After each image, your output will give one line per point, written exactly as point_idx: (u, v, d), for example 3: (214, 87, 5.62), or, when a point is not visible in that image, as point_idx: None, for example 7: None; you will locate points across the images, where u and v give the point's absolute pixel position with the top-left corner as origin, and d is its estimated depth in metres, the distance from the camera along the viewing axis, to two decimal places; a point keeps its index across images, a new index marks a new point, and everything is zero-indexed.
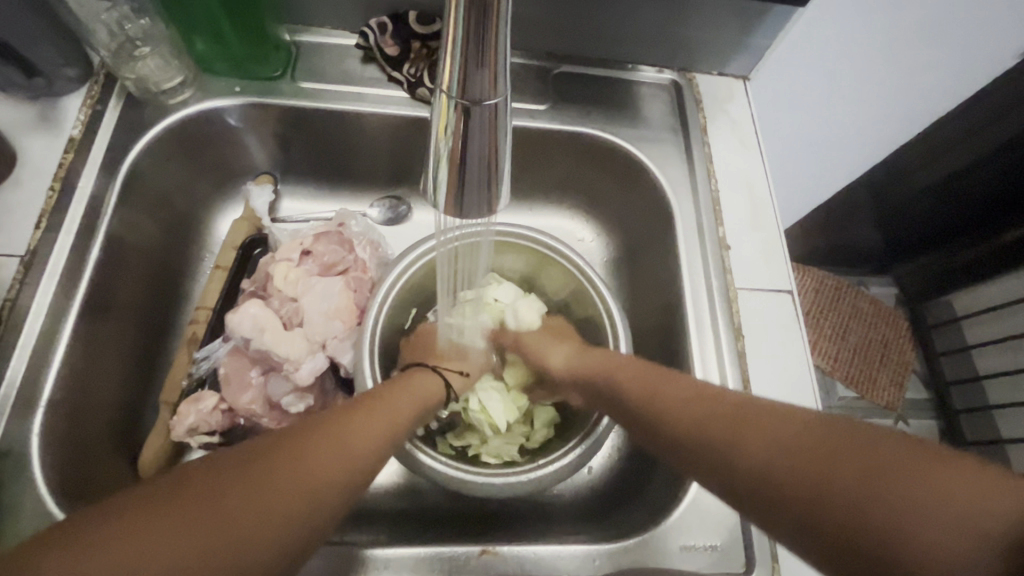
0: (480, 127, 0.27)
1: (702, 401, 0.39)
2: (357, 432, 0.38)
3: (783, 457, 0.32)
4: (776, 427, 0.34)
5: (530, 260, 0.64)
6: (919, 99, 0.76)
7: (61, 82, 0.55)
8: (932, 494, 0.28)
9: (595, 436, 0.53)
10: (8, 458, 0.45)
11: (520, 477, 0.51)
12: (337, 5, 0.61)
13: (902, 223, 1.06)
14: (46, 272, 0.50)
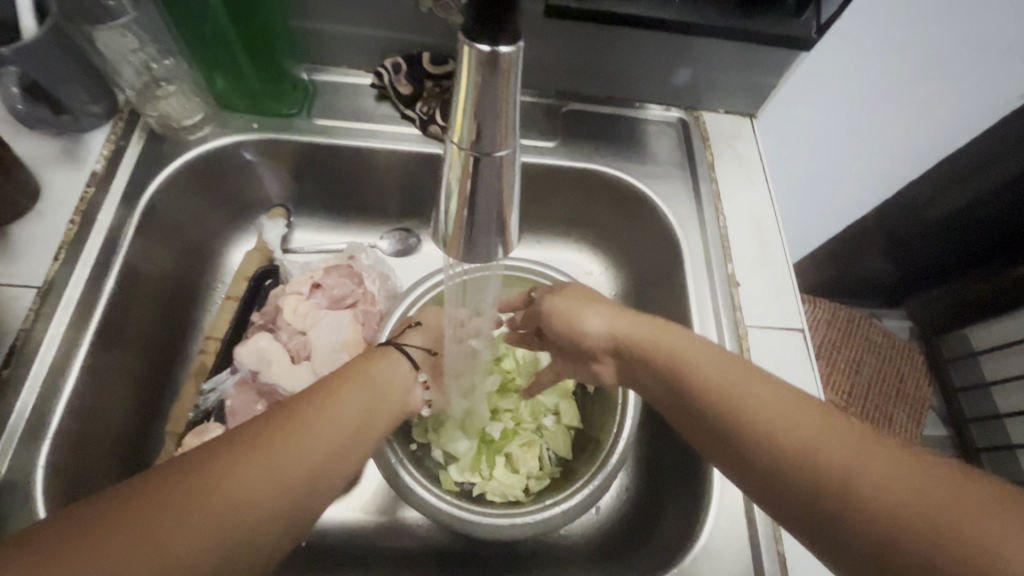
0: (489, 176, 0.27)
1: (801, 414, 0.36)
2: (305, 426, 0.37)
3: (850, 474, 0.31)
4: (885, 461, 0.31)
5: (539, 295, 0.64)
6: (929, 135, 0.77)
7: (86, 118, 0.57)
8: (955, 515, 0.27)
9: (608, 474, 0.52)
10: (13, 492, 0.45)
11: (527, 518, 0.50)
12: (352, 47, 0.63)
13: (915, 257, 1.05)
14: (61, 304, 0.51)
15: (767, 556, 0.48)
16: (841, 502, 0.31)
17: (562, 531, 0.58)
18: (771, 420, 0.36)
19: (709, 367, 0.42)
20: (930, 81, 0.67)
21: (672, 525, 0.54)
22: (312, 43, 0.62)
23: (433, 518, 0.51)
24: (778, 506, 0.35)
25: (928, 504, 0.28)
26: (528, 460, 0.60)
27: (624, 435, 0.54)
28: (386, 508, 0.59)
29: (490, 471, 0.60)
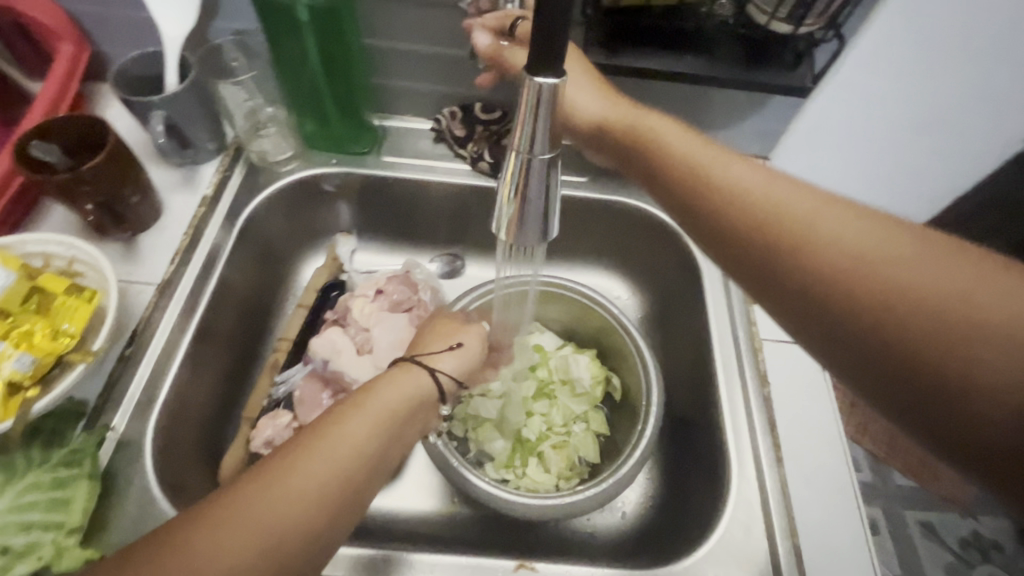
0: (537, 175, 0.35)
1: (837, 217, 0.40)
2: (297, 478, 0.38)
3: (889, 277, 0.37)
4: (942, 267, 0.37)
5: (570, 311, 0.72)
6: (961, 164, 0.73)
7: (204, 153, 0.70)
8: (978, 297, 0.36)
9: (630, 467, 0.58)
10: (126, 449, 0.53)
11: (558, 500, 0.56)
12: (417, 99, 0.75)
13: None
14: (174, 298, 0.61)
15: (782, 550, 0.52)
16: (891, 306, 0.37)
17: (588, 527, 0.63)
18: (864, 260, 0.38)
19: (792, 203, 0.41)
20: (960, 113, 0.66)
21: (696, 521, 0.57)
22: (386, 96, 0.75)
23: (476, 498, 0.57)
24: (814, 315, 0.40)
25: (960, 295, 0.36)
26: (560, 460, 0.65)
27: (647, 434, 0.59)
28: (428, 499, 0.65)
29: (524, 468, 0.65)
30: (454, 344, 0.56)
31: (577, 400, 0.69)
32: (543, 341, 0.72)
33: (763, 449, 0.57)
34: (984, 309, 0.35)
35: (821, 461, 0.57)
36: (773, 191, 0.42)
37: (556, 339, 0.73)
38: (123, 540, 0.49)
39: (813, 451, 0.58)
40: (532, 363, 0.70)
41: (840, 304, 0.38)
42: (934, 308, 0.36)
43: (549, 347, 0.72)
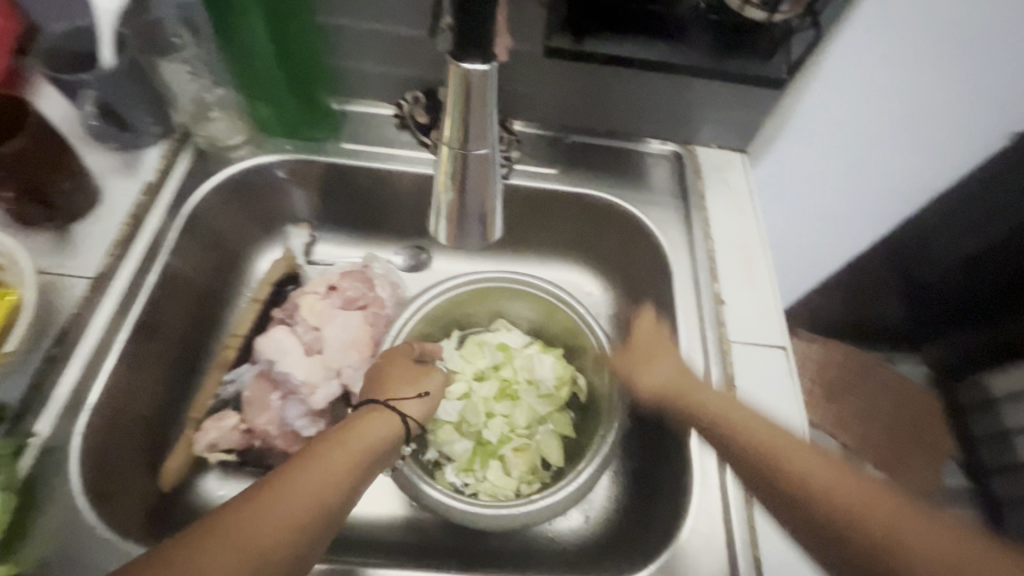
0: (473, 174, 0.32)
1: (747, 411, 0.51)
2: (296, 491, 0.39)
3: (779, 452, 0.46)
4: (843, 474, 0.42)
5: (536, 310, 0.69)
6: (951, 138, 0.74)
7: (146, 136, 0.65)
8: (855, 509, 0.40)
9: (588, 477, 0.55)
10: (52, 456, 0.49)
11: (512, 509, 0.53)
12: (379, 83, 0.71)
13: (925, 296, 1.34)
14: (109, 292, 0.57)
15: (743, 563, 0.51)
16: (807, 495, 0.42)
17: (550, 533, 0.61)
18: (757, 438, 0.48)
19: (740, 414, 0.51)
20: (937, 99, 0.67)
21: (659, 528, 0.56)
22: (344, 79, 0.71)
23: (426, 506, 0.55)
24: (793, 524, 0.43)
25: (871, 508, 0.40)
26: (522, 464, 0.63)
27: (608, 442, 0.57)
28: (385, 504, 0.62)
29: (484, 472, 0.63)
30: (420, 395, 0.54)
31: (542, 401, 0.66)
32: (509, 338, 0.69)
33: None
34: (880, 518, 0.39)
35: None
36: (730, 410, 0.51)
37: (523, 337, 0.69)
38: (47, 552, 0.46)
39: None
40: (496, 362, 0.67)
41: (791, 502, 0.43)
42: (848, 506, 0.40)
43: (515, 346, 0.68)
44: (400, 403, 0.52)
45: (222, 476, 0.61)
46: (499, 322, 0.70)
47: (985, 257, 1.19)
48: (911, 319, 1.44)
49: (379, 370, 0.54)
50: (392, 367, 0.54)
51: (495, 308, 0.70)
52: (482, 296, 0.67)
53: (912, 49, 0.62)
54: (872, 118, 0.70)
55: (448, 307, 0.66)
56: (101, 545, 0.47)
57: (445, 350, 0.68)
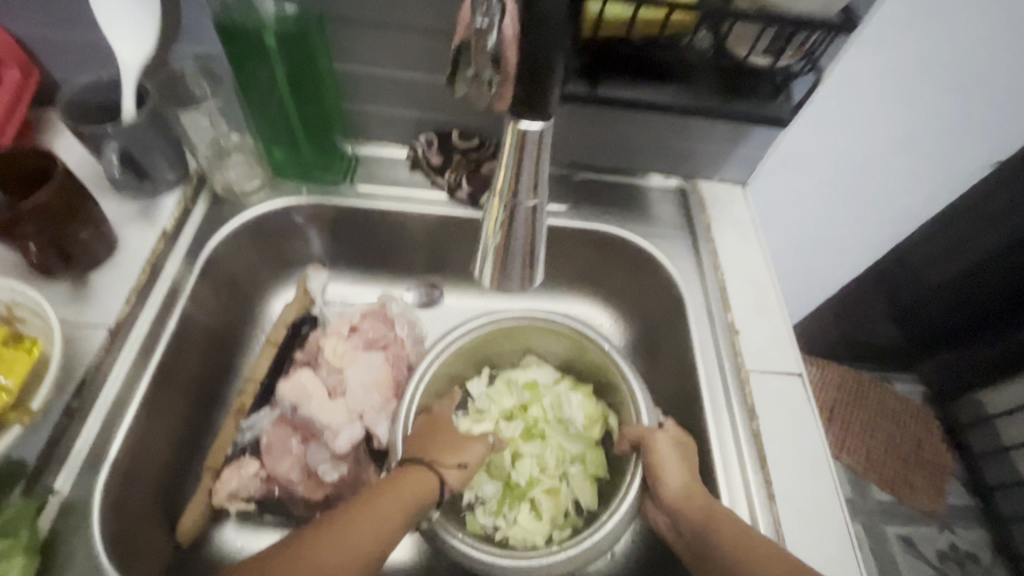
0: (520, 223, 0.33)
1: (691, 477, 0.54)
2: (353, 529, 0.44)
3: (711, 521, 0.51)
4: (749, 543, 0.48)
5: (562, 344, 0.69)
6: (936, 167, 0.78)
7: (163, 183, 0.66)
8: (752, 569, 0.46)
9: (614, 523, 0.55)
10: (70, 513, 0.48)
11: (533, 562, 0.52)
12: (391, 126, 0.72)
13: (919, 320, 1.37)
14: (128, 341, 0.57)
15: None
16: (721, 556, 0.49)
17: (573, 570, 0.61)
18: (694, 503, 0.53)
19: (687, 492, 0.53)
20: (917, 132, 0.72)
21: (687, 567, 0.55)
22: (358, 123, 0.72)
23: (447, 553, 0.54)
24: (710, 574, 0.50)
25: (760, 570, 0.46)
26: (552, 507, 0.62)
27: (633, 489, 0.57)
28: (408, 547, 0.62)
29: (514, 515, 0.62)
30: (462, 462, 0.54)
31: (572, 440, 0.66)
32: (538, 375, 0.70)
33: (755, 485, 0.56)
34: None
35: (812, 497, 0.56)
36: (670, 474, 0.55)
37: (553, 373, 0.70)
38: None
39: (805, 486, 0.56)
40: (524, 403, 0.68)
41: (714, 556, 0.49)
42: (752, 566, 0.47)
43: (543, 382, 0.69)
44: (440, 467, 0.52)
45: (240, 524, 0.60)
46: (528, 358, 0.71)
47: (978, 277, 1.22)
48: (907, 342, 1.46)
49: (427, 437, 0.55)
50: (437, 433, 0.56)
51: (523, 347, 0.71)
52: (509, 337, 0.69)
53: (898, 84, 0.66)
54: (858, 151, 0.74)
55: (476, 350, 0.68)
56: None
57: (475, 389, 0.69)
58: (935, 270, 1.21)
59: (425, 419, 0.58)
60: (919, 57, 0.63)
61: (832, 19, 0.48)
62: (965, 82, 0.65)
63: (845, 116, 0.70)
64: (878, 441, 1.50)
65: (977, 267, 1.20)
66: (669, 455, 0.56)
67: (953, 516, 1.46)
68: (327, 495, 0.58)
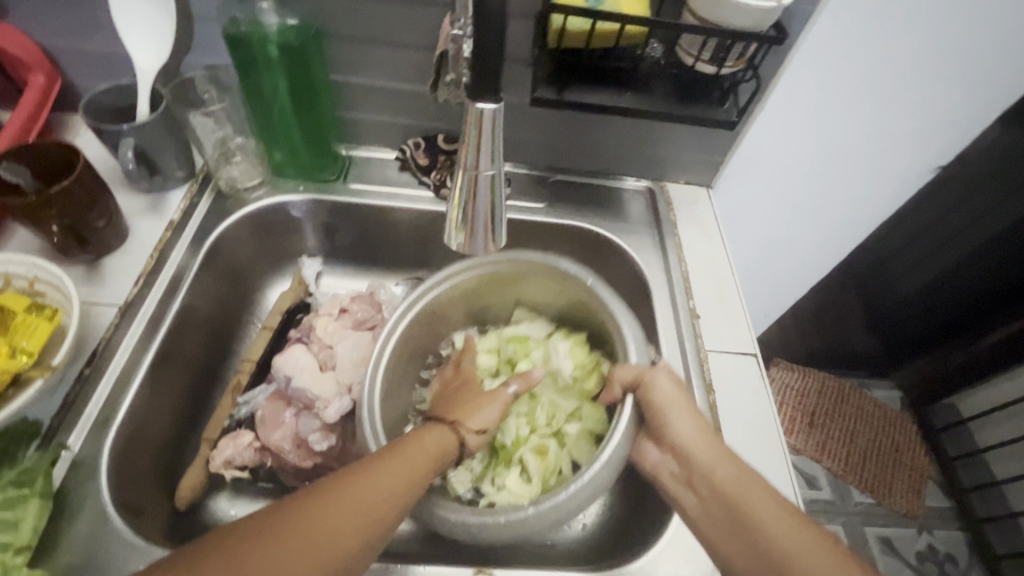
0: (482, 189, 0.39)
1: (702, 437, 0.54)
2: (384, 480, 0.43)
3: (724, 474, 0.52)
4: (761, 495, 0.50)
5: (546, 287, 0.69)
6: (887, 171, 0.84)
7: (172, 180, 0.72)
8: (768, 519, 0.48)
9: (594, 471, 0.51)
10: (81, 467, 0.52)
11: (496, 518, 0.50)
12: (382, 131, 0.79)
13: (888, 327, 1.43)
14: (136, 319, 0.62)
15: None
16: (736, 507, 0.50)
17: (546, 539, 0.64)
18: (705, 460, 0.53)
19: (700, 450, 0.54)
20: (863, 140, 0.78)
21: (650, 530, 0.59)
22: (351, 128, 0.79)
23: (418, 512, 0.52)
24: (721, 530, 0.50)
25: (771, 521, 0.48)
26: (541, 465, 0.59)
27: (618, 426, 0.55)
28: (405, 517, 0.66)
29: (503, 480, 0.60)
30: (481, 427, 0.54)
31: (564, 395, 0.65)
32: (529, 330, 0.71)
33: None
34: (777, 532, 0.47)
35: (762, 465, 0.61)
36: (687, 437, 0.54)
37: (545, 327, 0.72)
38: (75, 559, 0.48)
39: (756, 454, 0.61)
40: (512, 357, 0.68)
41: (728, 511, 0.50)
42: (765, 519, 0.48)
43: (534, 336, 0.71)
44: (463, 430, 0.53)
45: (233, 495, 0.64)
46: (518, 313, 0.73)
47: (946, 288, 1.26)
48: (883, 348, 1.51)
49: (459, 399, 0.57)
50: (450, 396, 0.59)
51: (513, 299, 0.73)
52: (498, 283, 0.70)
53: (837, 96, 0.73)
54: (812, 156, 0.81)
55: (462, 300, 0.70)
56: (127, 553, 0.49)
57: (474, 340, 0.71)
58: (902, 276, 1.27)
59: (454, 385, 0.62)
60: (848, 76, 0.70)
61: (766, 32, 0.55)
62: (895, 95, 0.72)
63: (794, 126, 0.76)
64: (860, 445, 1.52)
65: (942, 277, 1.24)
66: (667, 390, 0.56)
67: (934, 518, 1.46)
68: (316, 464, 0.63)
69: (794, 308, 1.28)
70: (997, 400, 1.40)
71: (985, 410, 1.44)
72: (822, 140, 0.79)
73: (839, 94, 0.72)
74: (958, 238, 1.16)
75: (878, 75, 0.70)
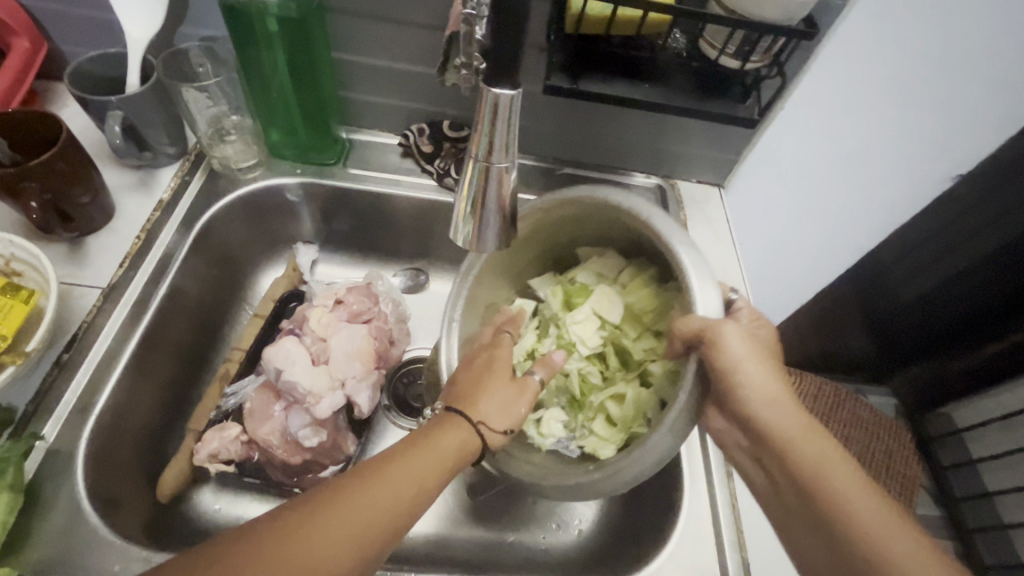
0: (494, 182, 0.37)
1: (784, 409, 0.45)
2: (384, 492, 0.39)
3: (806, 454, 0.43)
4: (852, 482, 0.41)
5: (589, 220, 0.56)
6: (907, 178, 0.81)
7: (162, 157, 0.68)
8: (859, 511, 0.40)
9: (657, 437, 0.42)
10: (56, 459, 0.50)
11: (574, 480, 0.46)
12: (384, 114, 0.75)
13: (895, 336, 1.24)
14: (120, 303, 0.59)
15: (733, 570, 0.53)
16: (822, 492, 0.41)
17: (541, 545, 0.63)
18: (788, 436, 0.44)
19: (780, 422, 0.44)
20: (883, 148, 0.75)
21: (649, 542, 0.57)
22: (354, 110, 0.75)
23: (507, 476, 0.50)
24: (800, 515, 0.43)
25: (861, 515, 0.39)
26: (623, 410, 0.55)
27: (679, 401, 0.42)
28: (438, 521, 0.64)
29: (589, 426, 0.56)
30: (509, 425, 0.47)
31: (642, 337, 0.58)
32: (602, 267, 0.59)
33: (714, 462, 0.59)
34: (867, 527, 0.39)
35: None
36: (767, 409, 0.45)
37: (617, 262, 0.59)
38: (47, 556, 0.46)
39: None
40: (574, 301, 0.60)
41: (807, 497, 0.42)
42: (853, 511, 0.40)
43: (611, 273, 0.59)
44: (486, 428, 0.46)
45: (218, 489, 0.62)
46: (583, 249, 0.62)
47: (948, 292, 1.09)
48: (880, 354, 1.32)
49: (477, 378, 0.48)
50: (468, 372, 0.49)
51: (573, 237, 0.61)
52: (539, 233, 0.58)
53: (850, 97, 0.70)
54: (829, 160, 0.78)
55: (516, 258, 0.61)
56: (103, 551, 0.47)
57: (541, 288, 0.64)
58: (901, 284, 1.12)
59: (471, 357, 0.51)
60: (867, 75, 0.68)
61: (798, 26, 0.52)
62: (915, 100, 0.69)
63: (804, 126, 0.74)
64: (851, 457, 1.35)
65: (948, 283, 1.07)
66: (739, 347, 0.43)
67: None
68: (305, 460, 0.60)
69: (797, 315, 1.24)
70: (982, 416, 1.23)
71: (973, 422, 1.25)
72: (840, 143, 0.76)
73: (860, 92, 0.69)
74: (969, 244, 0.98)
75: (900, 76, 0.67)
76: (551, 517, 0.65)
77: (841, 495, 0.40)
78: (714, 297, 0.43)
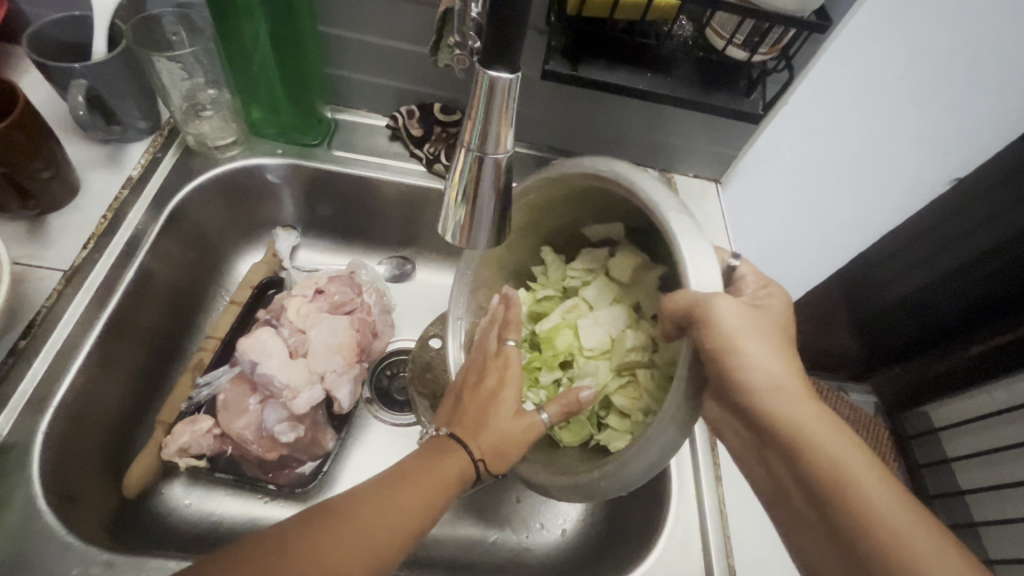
0: (488, 173, 0.34)
1: (792, 397, 0.42)
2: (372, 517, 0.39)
3: (818, 445, 0.41)
4: (866, 470, 0.39)
5: (584, 195, 0.53)
6: (910, 179, 0.78)
7: (132, 132, 0.64)
8: (875, 502, 0.38)
9: (657, 432, 0.40)
10: (11, 453, 0.47)
11: (579, 478, 0.44)
12: (370, 94, 0.72)
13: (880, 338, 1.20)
14: (83, 287, 0.55)
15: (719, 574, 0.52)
16: (837, 485, 0.39)
17: (523, 544, 0.62)
18: (798, 426, 0.42)
19: (789, 413, 0.42)
20: (888, 149, 0.73)
21: (633, 546, 0.56)
22: (340, 88, 0.72)
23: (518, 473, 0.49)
24: (810, 510, 0.41)
25: (877, 506, 0.38)
26: (626, 397, 0.54)
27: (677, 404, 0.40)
28: None
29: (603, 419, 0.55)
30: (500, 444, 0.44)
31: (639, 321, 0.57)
32: None
33: (703, 464, 0.58)
34: (886, 519, 0.38)
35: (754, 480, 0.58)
36: (774, 399, 0.42)
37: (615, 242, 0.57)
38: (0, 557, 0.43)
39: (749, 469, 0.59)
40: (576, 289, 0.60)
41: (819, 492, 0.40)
42: (870, 503, 0.38)
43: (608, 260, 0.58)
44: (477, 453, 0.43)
45: (190, 483, 0.59)
46: (590, 228, 0.59)
47: (937, 295, 1.04)
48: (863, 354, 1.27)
49: (473, 399, 0.46)
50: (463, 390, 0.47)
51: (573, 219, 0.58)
52: (537, 214, 0.56)
53: (851, 97, 0.68)
54: (831, 156, 0.75)
55: (520, 242, 0.59)
56: (60, 552, 0.44)
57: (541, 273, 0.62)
58: (884, 285, 1.07)
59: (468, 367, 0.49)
60: (870, 69, 0.65)
61: (809, 17, 0.50)
62: (918, 100, 0.66)
63: (803, 122, 0.72)
64: None
65: (936, 283, 1.02)
66: (733, 321, 0.41)
67: None
68: (281, 456, 0.58)
69: None
70: (970, 414, 1.14)
71: (965, 419, 1.15)
72: (842, 141, 0.73)
73: (867, 86, 0.67)
74: (964, 239, 0.92)
75: (915, 73, 0.64)
76: (535, 517, 0.63)
77: (861, 490, 0.39)
78: (710, 268, 0.40)
